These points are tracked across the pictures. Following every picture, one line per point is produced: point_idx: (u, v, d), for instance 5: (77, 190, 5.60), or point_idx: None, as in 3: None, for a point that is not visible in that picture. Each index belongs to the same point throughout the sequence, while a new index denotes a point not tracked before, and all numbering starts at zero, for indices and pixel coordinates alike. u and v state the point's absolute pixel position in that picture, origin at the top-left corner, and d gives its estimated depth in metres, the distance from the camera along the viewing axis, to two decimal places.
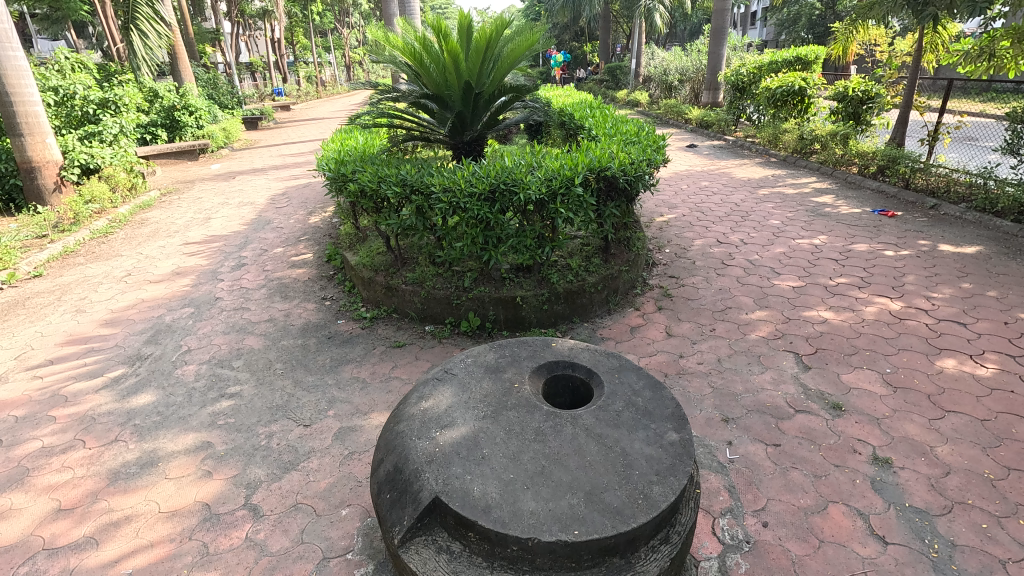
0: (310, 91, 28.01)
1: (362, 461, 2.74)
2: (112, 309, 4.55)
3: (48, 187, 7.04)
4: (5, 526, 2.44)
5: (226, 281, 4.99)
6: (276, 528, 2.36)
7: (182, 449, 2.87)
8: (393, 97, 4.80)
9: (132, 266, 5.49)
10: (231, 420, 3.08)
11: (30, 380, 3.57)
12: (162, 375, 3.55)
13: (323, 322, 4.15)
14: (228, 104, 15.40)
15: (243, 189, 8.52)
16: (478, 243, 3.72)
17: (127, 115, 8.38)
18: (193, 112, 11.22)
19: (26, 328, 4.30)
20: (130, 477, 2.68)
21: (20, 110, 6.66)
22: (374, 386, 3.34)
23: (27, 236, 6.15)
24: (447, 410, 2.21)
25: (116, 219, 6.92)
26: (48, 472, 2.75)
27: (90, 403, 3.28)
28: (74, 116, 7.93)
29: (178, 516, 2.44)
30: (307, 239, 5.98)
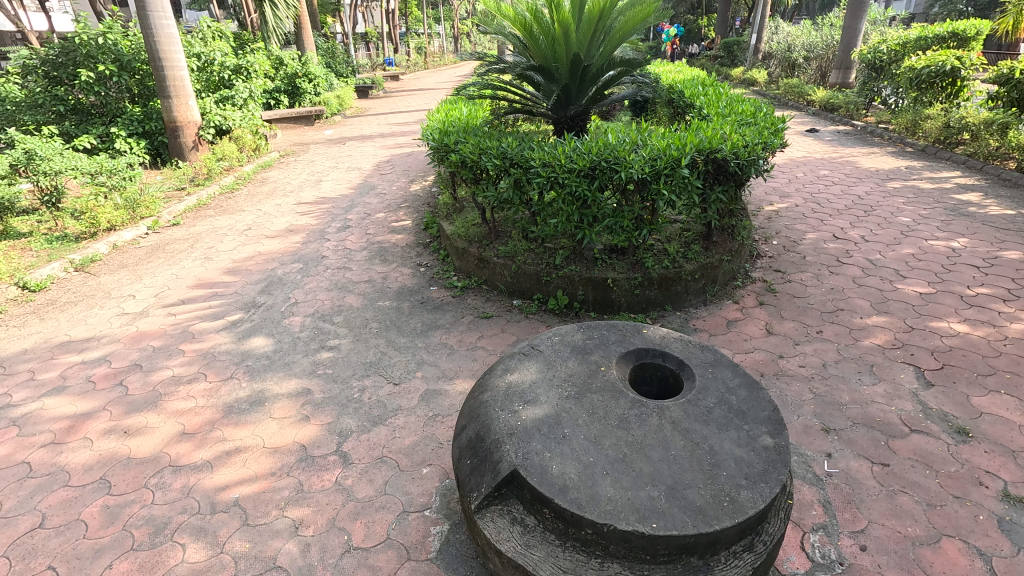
0: (419, 61, 28.77)
1: (445, 425, 2.84)
2: (235, 259, 5.00)
3: (188, 145, 7.80)
4: (142, 440, 2.79)
5: (332, 241, 5.31)
6: (363, 477, 2.52)
7: (286, 393, 3.12)
8: (500, 69, 4.80)
9: (252, 221, 5.99)
10: (329, 371, 3.31)
11: (166, 316, 4.03)
12: (273, 323, 3.87)
13: (417, 287, 4.31)
14: (344, 73, 16.24)
15: (352, 155, 8.99)
16: (573, 221, 3.67)
17: (255, 81, 9.10)
18: (312, 79, 11.92)
19: (165, 270, 4.84)
20: (241, 412, 2.97)
21: (169, 74, 7.40)
22: (461, 354, 3.43)
23: (170, 189, 6.91)
24: (531, 386, 2.22)
25: (241, 177, 7.57)
26: (177, 398, 3.11)
27: (212, 342, 3.65)
28: (212, 80, 8.75)
29: (279, 453, 2.67)
30: (407, 206, 6.21)
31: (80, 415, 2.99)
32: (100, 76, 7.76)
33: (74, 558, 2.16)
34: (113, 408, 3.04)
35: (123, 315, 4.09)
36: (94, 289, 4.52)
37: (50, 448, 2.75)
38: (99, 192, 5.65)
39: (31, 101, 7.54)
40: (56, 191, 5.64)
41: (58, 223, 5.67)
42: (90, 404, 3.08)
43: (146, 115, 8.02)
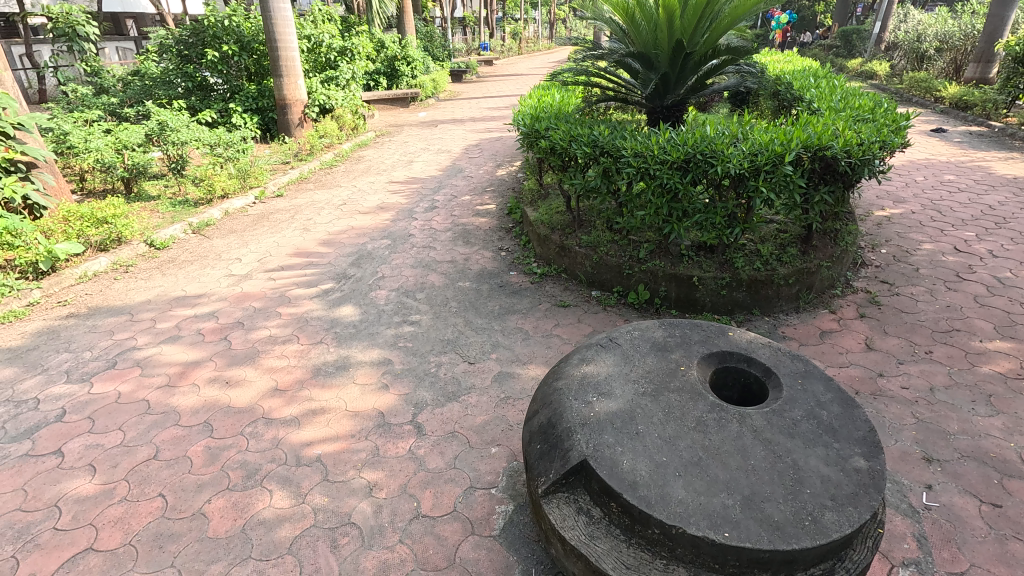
0: (513, 46, 28.84)
1: (515, 407, 2.88)
2: (330, 231, 5.30)
3: (294, 122, 8.32)
4: (240, 391, 3.05)
5: (419, 220, 5.50)
6: (434, 449, 2.61)
7: (368, 361, 3.29)
8: (597, 55, 4.71)
9: (347, 197, 6.32)
10: (409, 344, 3.44)
11: (267, 280, 4.36)
12: (361, 294, 4.07)
13: (497, 270, 4.37)
14: (441, 57, 16.63)
15: (443, 137, 9.22)
16: (661, 214, 3.56)
17: (358, 63, 9.53)
18: (410, 62, 12.30)
19: (268, 237, 5.22)
20: (328, 375, 3.17)
21: (282, 54, 7.88)
22: (535, 340, 3.45)
23: (276, 163, 7.43)
24: (606, 379, 2.20)
25: (340, 154, 7.99)
26: (273, 356, 3.36)
27: (306, 308, 3.91)
28: (319, 61, 9.25)
29: (359, 417, 2.83)
30: (492, 190, 6.30)
31: (191, 363, 3.32)
32: (224, 56, 8.43)
33: (179, 489, 2.41)
34: (218, 360, 3.34)
35: (230, 276, 4.46)
36: (207, 250, 4.96)
37: (165, 390, 3.08)
38: (217, 162, 6.18)
39: (164, 77, 8.34)
40: (181, 160, 6.22)
41: (181, 188, 6.26)
42: (200, 354, 3.40)
43: (260, 93, 8.62)
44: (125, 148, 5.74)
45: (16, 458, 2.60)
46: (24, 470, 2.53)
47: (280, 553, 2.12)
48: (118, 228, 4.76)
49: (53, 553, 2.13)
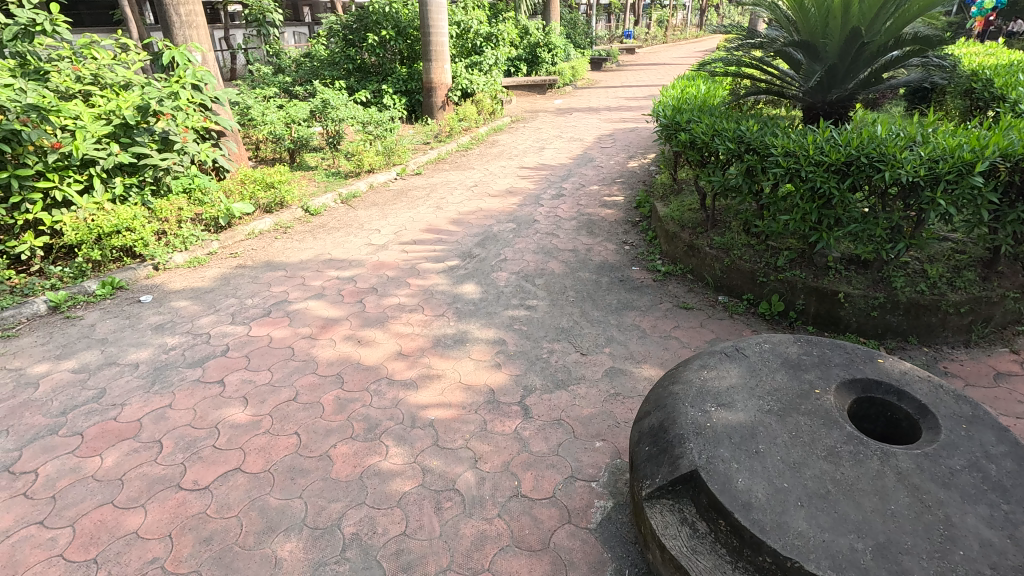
0: (658, 34, 27.75)
1: (624, 405, 2.82)
2: (460, 211, 5.54)
3: (437, 105, 8.74)
4: (369, 350, 3.33)
5: (545, 207, 5.55)
6: (539, 433, 2.65)
7: (485, 338, 3.41)
8: (754, 44, 4.37)
9: (479, 179, 6.56)
10: (524, 328, 3.51)
11: (401, 252, 4.67)
12: (483, 274, 4.22)
13: (619, 264, 4.29)
14: (582, 44, 16.51)
15: (577, 126, 9.18)
16: (809, 220, 3.25)
17: (502, 49, 9.75)
18: (552, 49, 12.34)
19: (405, 212, 5.58)
20: (447, 347, 3.34)
21: (433, 39, 8.30)
22: (652, 339, 3.34)
23: (418, 143, 7.91)
24: (728, 390, 2.07)
25: (476, 137, 8.29)
26: (400, 323, 3.61)
27: (432, 281, 4.14)
28: (466, 47, 9.59)
29: (472, 391, 2.95)
30: (622, 182, 6.17)
31: (330, 319, 3.67)
32: (382, 40, 9.10)
33: (312, 431, 2.69)
34: (353, 320, 3.66)
35: (369, 245, 4.84)
36: (352, 219, 5.43)
37: (308, 340, 3.45)
38: (367, 139, 6.71)
39: (330, 60, 9.20)
40: (337, 135, 6.83)
41: (335, 161, 6.89)
42: (339, 313, 3.75)
43: (410, 76, 9.18)
44: (293, 123, 6.44)
45: (190, 381, 3.07)
46: (195, 393, 2.98)
47: (390, 504, 2.29)
48: (281, 193, 5.36)
49: (211, 466, 2.49)
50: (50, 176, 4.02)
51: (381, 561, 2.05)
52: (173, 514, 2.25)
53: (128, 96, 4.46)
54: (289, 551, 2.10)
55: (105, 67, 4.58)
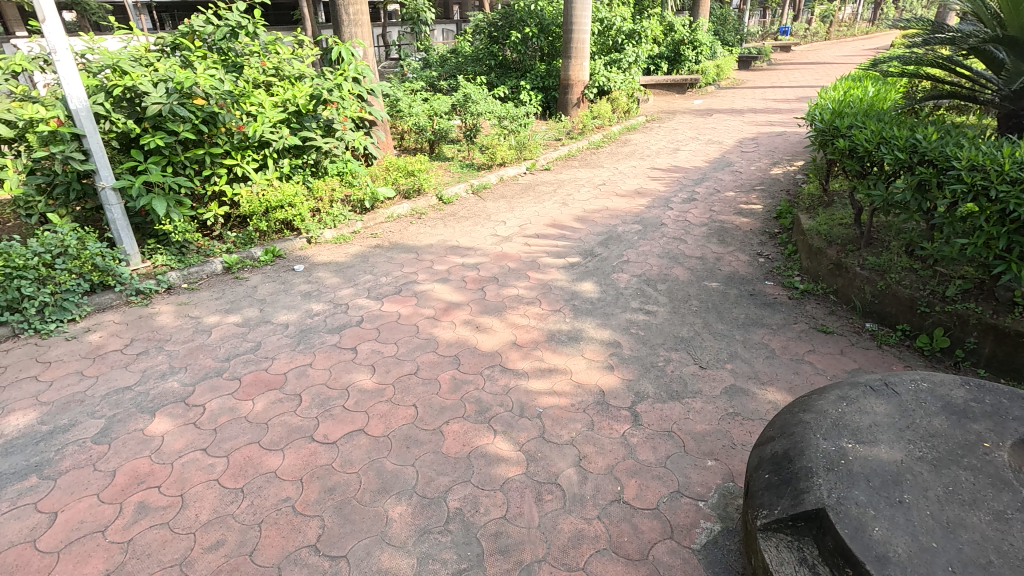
0: (819, 30, 25.32)
1: (743, 427, 2.65)
2: (586, 209, 5.52)
3: (572, 102, 8.73)
4: (486, 337, 3.45)
5: (674, 211, 5.34)
6: (648, 442, 2.57)
7: (599, 338, 3.38)
8: (943, 40, 3.82)
9: (607, 178, 6.48)
10: (641, 332, 3.42)
11: (524, 245, 4.78)
12: (603, 274, 4.17)
13: (751, 277, 4.01)
14: (731, 42, 15.57)
15: (717, 127, 8.70)
16: (993, 247, 2.79)
17: (644, 46, 9.48)
18: (697, 46, 11.79)
19: (531, 206, 5.68)
20: (560, 342, 3.36)
21: (575, 36, 8.32)
22: (781, 361, 3.09)
23: (550, 139, 7.99)
24: (870, 427, 1.86)
25: (608, 136, 8.19)
26: (517, 313, 3.70)
27: (552, 276, 4.18)
28: (605, 44, 9.47)
29: (582, 389, 2.94)
30: (762, 190, 5.75)
31: (453, 303, 3.86)
32: (525, 37, 9.29)
33: (428, 406, 2.86)
34: (474, 306, 3.82)
35: (495, 236, 5.00)
36: (481, 210, 5.65)
37: (431, 320, 3.66)
38: (502, 133, 6.91)
39: (474, 55, 9.59)
40: (474, 129, 7.11)
41: (470, 153, 7.20)
42: (461, 298, 3.93)
43: (548, 72, 9.30)
44: (435, 115, 6.84)
45: (329, 345, 3.41)
46: (332, 356, 3.30)
47: (493, 487, 2.36)
48: (420, 181, 5.72)
49: (339, 424, 2.75)
50: (235, 154, 4.63)
51: (480, 540, 2.13)
52: (306, 461, 2.52)
53: (302, 87, 5.04)
54: (398, 513, 2.25)
55: (285, 61, 5.16)
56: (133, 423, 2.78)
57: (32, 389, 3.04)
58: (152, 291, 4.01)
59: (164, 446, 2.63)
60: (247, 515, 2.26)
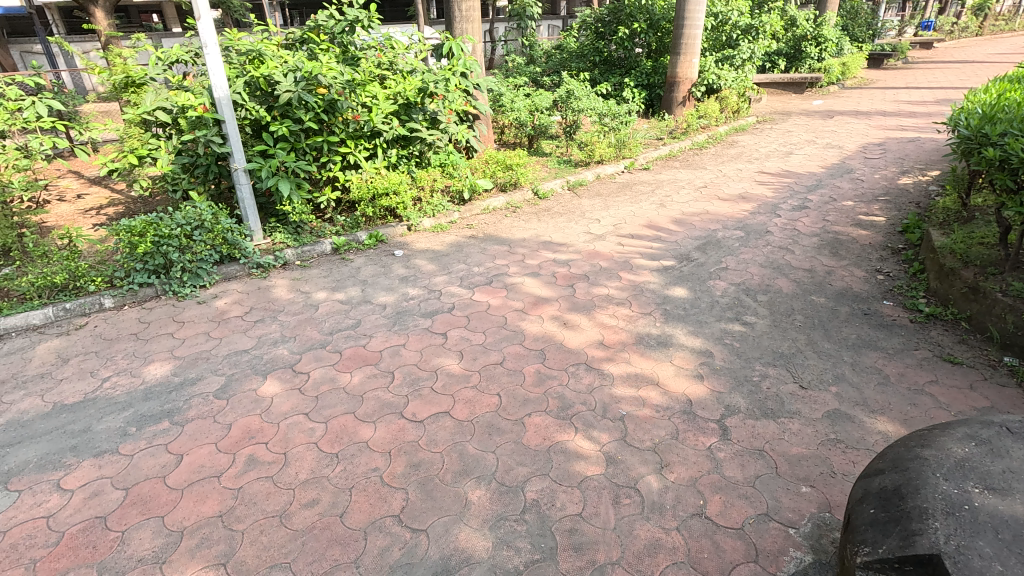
0: (969, 24, 22.55)
1: (845, 455, 2.45)
2: (684, 211, 5.32)
3: (678, 100, 8.45)
4: (573, 334, 3.44)
5: (782, 218, 5.02)
6: (736, 459, 2.45)
7: (690, 346, 3.26)
8: None
9: (710, 180, 6.20)
10: (736, 344, 3.26)
11: (617, 244, 4.70)
12: (699, 279, 4.02)
13: (866, 295, 3.69)
14: (861, 37, 14.28)
15: (838, 131, 8.04)
16: None
17: (762, 42, 8.92)
18: (821, 43, 10.93)
19: (627, 206, 5.57)
20: (649, 346, 3.29)
21: (686, 32, 8.01)
22: (896, 389, 2.82)
23: (651, 138, 7.78)
24: (1003, 473, 1.65)
25: (713, 136, 7.84)
26: (606, 313, 3.66)
27: (644, 278, 4.08)
28: (719, 40, 9.05)
29: (669, 396, 2.86)
30: (886, 200, 5.25)
31: (542, 298, 3.89)
32: (632, 33, 9.10)
33: (512, 397, 2.91)
34: (563, 302, 3.82)
35: (588, 234, 4.96)
36: (575, 207, 5.63)
37: (519, 313, 3.71)
38: (602, 130, 6.83)
39: (579, 51, 9.53)
40: (575, 125, 7.08)
41: (568, 150, 7.19)
42: (550, 293, 3.95)
43: (654, 69, 9.04)
44: (536, 111, 6.89)
45: (422, 329, 3.56)
46: (424, 339, 3.45)
47: (571, 484, 2.37)
48: (517, 175, 5.79)
49: (427, 404, 2.88)
50: (349, 143, 4.95)
51: (555, 534, 2.15)
52: (394, 436, 2.66)
53: (413, 80, 5.27)
54: (477, 497, 2.32)
55: (399, 55, 5.42)
56: (248, 383, 3.08)
57: (168, 344, 3.45)
58: (271, 266, 4.40)
59: (272, 406, 2.89)
60: (340, 479, 2.43)
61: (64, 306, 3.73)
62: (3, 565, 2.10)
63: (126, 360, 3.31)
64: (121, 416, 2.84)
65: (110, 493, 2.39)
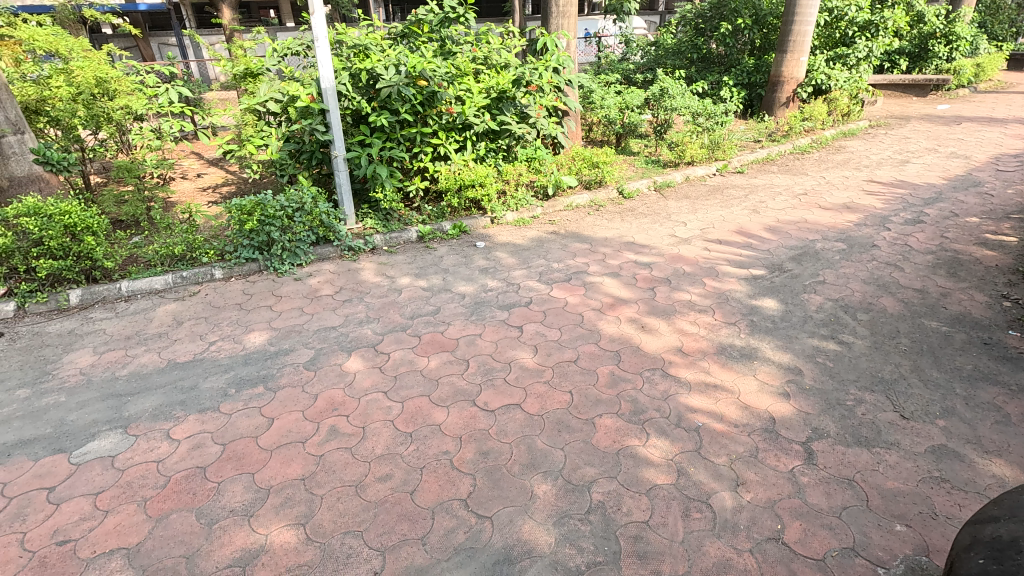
0: None
1: (950, 496, 2.22)
2: (780, 219, 5.02)
3: (781, 100, 7.99)
4: (650, 338, 3.36)
5: (892, 232, 4.61)
6: (821, 486, 2.29)
7: (777, 361, 3.08)
8: None
9: (810, 187, 5.81)
10: (830, 363, 3.04)
11: (703, 249, 4.53)
12: (792, 292, 3.78)
13: (987, 322, 3.32)
14: (1001, 35, 12.77)
15: (965, 139, 7.26)
16: None
17: (881, 39, 8.21)
18: (952, 41, 9.89)
19: (717, 210, 5.34)
20: (731, 357, 3.14)
21: (796, 28, 7.52)
22: (1017, 430, 2.52)
23: (748, 139, 7.40)
24: None
25: (818, 140, 7.33)
26: (686, 320, 3.53)
27: (730, 286, 3.90)
28: (832, 37, 8.50)
29: (750, 412, 2.72)
30: (1019, 219, 4.68)
31: (620, 299, 3.82)
32: (735, 29, 8.67)
33: (584, 396, 2.88)
34: (642, 305, 3.73)
35: (672, 237, 4.81)
36: (661, 208, 5.47)
37: (596, 312, 3.66)
38: (695, 130, 6.58)
39: (676, 48, 9.23)
40: (666, 124, 6.88)
41: (657, 149, 6.99)
42: (629, 295, 3.87)
43: (757, 67, 8.57)
44: (627, 108, 6.74)
45: (498, 320, 3.61)
46: (499, 331, 3.50)
47: (639, 490, 2.32)
48: (603, 173, 5.70)
49: (499, 395, 2.92)
50: (441, 134, 5.10)
51: (619, 539, 2.11)
52: (466, 422, 2.72)
53: (506, 75, 5.32)
54: (543, 492, 2.33)
55: (494, 50, 5.48)
56: (334, 358, 3.27)
57: (267, 316, 3.73)
58: (361, 249, 4.63)
59: (355, 382, 3.05)
60: (413, 458, 2.52)
61: (181, 274, 4.13)
62: (120, 500, 2.36)
63: (230, 327, 3.61)
64: (224, 378, 3.10)
65: (210, 446, 2.62)
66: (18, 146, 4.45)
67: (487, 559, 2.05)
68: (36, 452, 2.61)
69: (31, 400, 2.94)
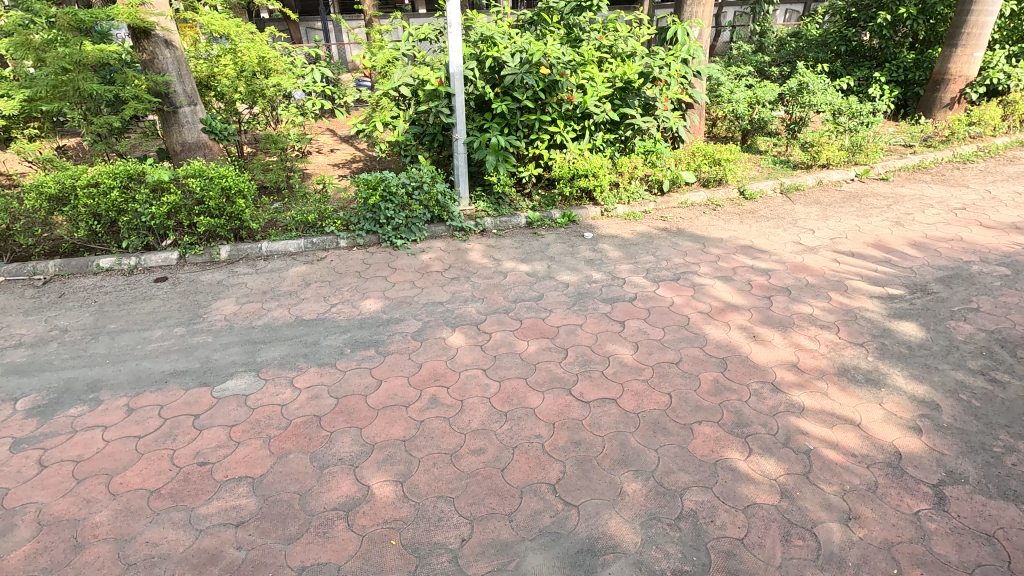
0: None
1: None
2: (928, 234, 4.48)
3: (943, 101, 7.04)
4: (762, 349, 3.16)
5: None
6: (951, 535, 2.05)
7: (909, 392, 2.77)
8: None
9: (970, 202, 5.11)
10: (976, 402, 2.68)
11: (831, 260, 4.16)
12: (935, 317, 3.37)
13: None
14: None
15: None
16: None
17: None
18: None
19: (851, 219, 4.88)
20: (854, 381, 2.87)
21: (972, 19, 6.58)
22: None
23: (897, 143, 6.65)
24: None
25: (985, 148, 6.41)
26: (805, 334, 3.28)
27: (859, 303, 3.56)
28: (1019, 30, 7.39)
29: (871, 442, 2.48)
30: None
31: (731, 304, 3.62)
32: (896, 19, 7.76)
33: (683, 400, 2.78)
34: (755, 313, 3.51)
35: (797, 244, 4.47)
36: (787, 212, 5.10)
37: (704, 316, 3.51)
38: (834, 130, 6.02)
39: (821, 40, 8.47)
40: (801, 122, 6.38)
41: (788, 149, 6.51)
42: (742, 301, 3.66)
43: (917, 63, 7.63)
44: (757, 103, 6.31)
45: (600, 313, 3.58)
46: (601, 324, 3.46)
47: (736, 505, 2.21)
48: (724, 171, 5.39)
49: (595, 387, 2.90)
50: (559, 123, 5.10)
51: (709, 551, 2.03)
52: (560, 410, 2.74)
53: (632, 64, 5.18)
54: (632, 490, 2.29)
55: (621, 38, 5.35)
56: (438, 332, 3.42)
57: (382, 285, 3.98)
58: (471, 230, 4.78)
59: (456, 357, 3.18)
60: (506, 437, 2.59)
61: (311, 240, 4.52)
62: (249, 434, 2.66)
63: (349, 292, 3.90)
64: (341, 338, 3.37)
65: (325, 398, 2.87)
66: (190, 116, 5.09)
67: (571, 546, 2.07)
68: (186, 382, 3.00)
69: (186, 337, 3.39)
